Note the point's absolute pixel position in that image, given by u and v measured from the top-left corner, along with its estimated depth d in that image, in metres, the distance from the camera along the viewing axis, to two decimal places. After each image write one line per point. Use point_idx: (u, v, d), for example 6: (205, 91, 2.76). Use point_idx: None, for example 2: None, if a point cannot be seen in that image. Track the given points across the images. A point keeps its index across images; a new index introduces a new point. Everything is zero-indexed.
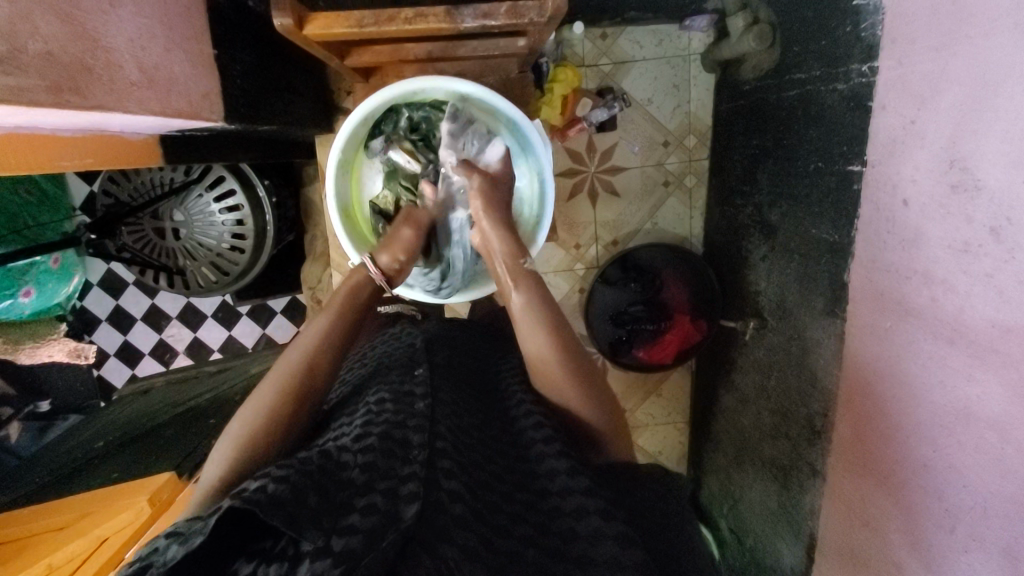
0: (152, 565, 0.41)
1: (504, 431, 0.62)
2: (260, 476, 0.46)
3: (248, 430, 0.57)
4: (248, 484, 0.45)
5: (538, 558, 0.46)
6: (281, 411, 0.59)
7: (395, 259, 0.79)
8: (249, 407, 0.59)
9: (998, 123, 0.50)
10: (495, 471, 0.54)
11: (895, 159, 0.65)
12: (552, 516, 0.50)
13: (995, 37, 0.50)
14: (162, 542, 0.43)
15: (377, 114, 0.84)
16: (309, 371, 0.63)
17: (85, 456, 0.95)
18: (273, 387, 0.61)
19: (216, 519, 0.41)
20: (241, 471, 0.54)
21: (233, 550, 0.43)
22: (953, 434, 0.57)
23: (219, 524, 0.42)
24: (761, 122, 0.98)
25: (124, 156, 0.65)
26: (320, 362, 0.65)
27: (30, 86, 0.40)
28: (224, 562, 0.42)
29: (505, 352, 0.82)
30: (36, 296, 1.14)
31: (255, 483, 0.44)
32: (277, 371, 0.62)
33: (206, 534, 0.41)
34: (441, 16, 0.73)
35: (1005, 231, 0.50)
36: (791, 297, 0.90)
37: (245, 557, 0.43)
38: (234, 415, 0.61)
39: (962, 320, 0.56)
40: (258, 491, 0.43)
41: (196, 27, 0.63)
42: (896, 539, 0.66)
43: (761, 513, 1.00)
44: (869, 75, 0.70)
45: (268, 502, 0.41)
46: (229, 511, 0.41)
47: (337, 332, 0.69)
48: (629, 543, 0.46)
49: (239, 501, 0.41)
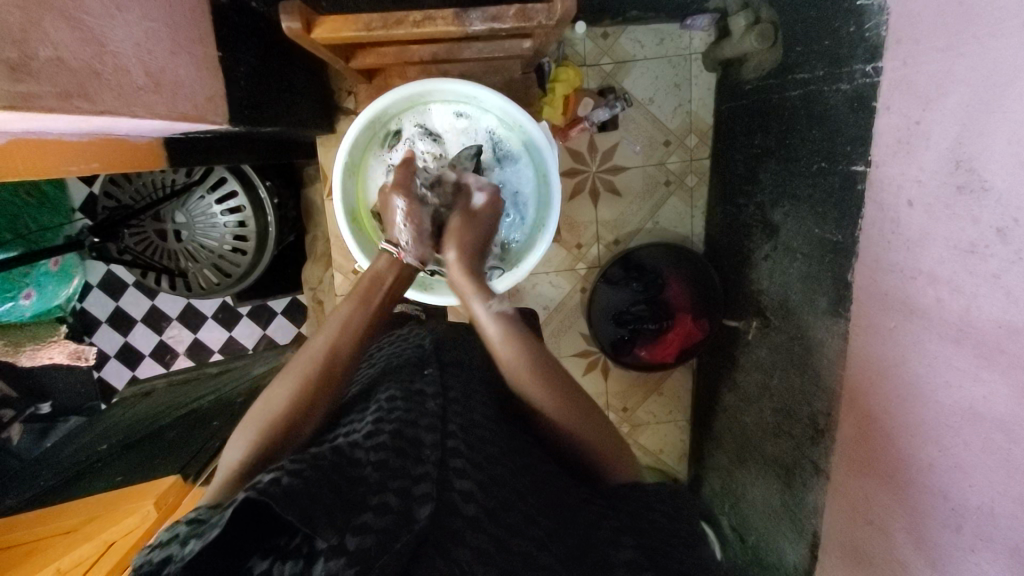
0: (171, 559, 0.41)
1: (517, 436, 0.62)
2: (273, 469, 0.45)
3: (266, 429, 0.57)
4: (261, 477, 0.44)
5: (552, 564, 0.46)
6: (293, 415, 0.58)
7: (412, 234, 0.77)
8: (266, 401, 0.59)
9: (1005, 125, 0.50)
10: (510, 469, 0.54)
11: (899, 159, 0.65)
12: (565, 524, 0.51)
13: (1000, 38, 0.50)
14: (182, 530, 0.44)
15: (383, 117, 0.85)
16: (326, 369, 0.62)
17: (90, 460, 0.95)
18: (286, 389, 0.60)
19: (231, 513, 0.41)
20: (257, 464, 0.55)
21: (249, 548, 0.42)
22: (959, 434, 0.58)
23: (234, 521, 0.41)
24: (764, 121, 0.98)
25: (127, 160, 0.64)
26: (343, 363, 0.64)
27: (41, 92, 0.40)
28: (241, 559, 0.42)
29: None
30: (36, 298, 1.14)
31: (268, 476, 0.44)
32: (297, 370, 0.61)
33: (223, 527, 0.41)
34: (449, 19, 0.73)
35: (1012, 232, 0.50)
36: (793, 297, 0.91)
37: (259, 555, 0.43)
38: (252, 407, 0.61)
39: (969, 319, 0.56)
40: (272, 484, 0.42)
41: (201, 31, 0.63)
42: (901, 537, 0.67)
43: (763, 512, 1.00)
44: (873, 75, 0.70)
45: (283, 497, 0.41)
46: (242, 506, 0.41)
47: (353, 335, 0.66)
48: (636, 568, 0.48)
49: (254, 493, 0.41)
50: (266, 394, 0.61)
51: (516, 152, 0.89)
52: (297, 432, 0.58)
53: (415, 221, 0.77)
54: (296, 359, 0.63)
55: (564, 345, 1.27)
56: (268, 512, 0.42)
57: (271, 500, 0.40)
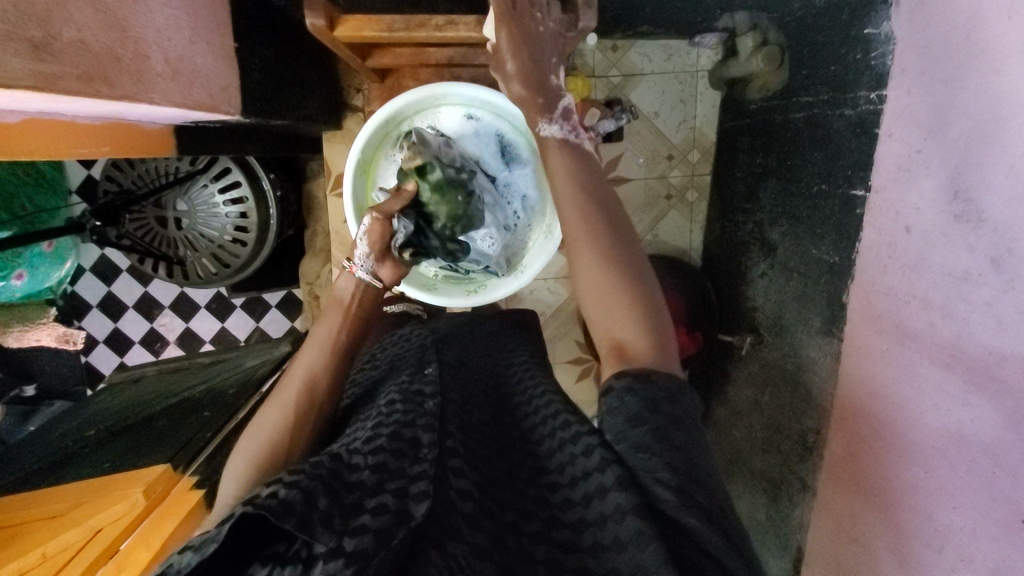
0: (171, 567, 0.41)
1: (512, 426, 0.63)
2: (273, 482, 0.46)
3: (258, 458, 0.58)
4: (261, 491, 0.45)
5: (548, 553, 0.47)
6: (285, 434, 0.60)
7: (368, 246, 0.72)
8: (257, 428, 0.61)
9: (1005, 157, 0.52)
10: (506, 468, 0.56)
11: (899, 186, 0.67)
12: (563, 508, 0.51)
13: (1005, 73, 0.52)
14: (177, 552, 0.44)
15: (398, 116, 0.86)
16: (308, 385, 0.64)
17: (76, 446, 0.93)
18: (274, 415, 0.61)
19: (228, 530, 0.41)
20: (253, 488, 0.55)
21: (251, 554, 0.43)
22: (945, 458, 0.59)
23: (232, 534, 0.41)
24: (765, 141, 1.00)
25: (138, 144, 0.64)
26: (325, 381, 0.65)
27: (63, 74, 0.40)
28: (242, 563, 0.42)
29: (517, 343, 0.84)
30: (28, 279, 1.12)
31: (266, 490, 0.44)
32: (280, 400, 0.62)
33: (219, 542, 0.41)
34: (471, 25, 0.75)
35: (1006, 262, 0.52)
36: (788, 314, 0.92)
37: (260, 562, 0.43)
38: (245, 434, 0.62)
39: (960, 345, 0.57)
40: (270, 497, 0.43)
41: (219, 20, 0.63)
42: (883, 555, 0.68)
43: (748, 525, 1.01)
44: (877, 102, 0.71)
45: (280, 507, 0.41)
46: (239, 521, 0.41)
47: (335, 354, 0.68)
48: (626, 512, 0.47)
49: (252, 507, 0.41)
50: (252, 427, 0.62)
51: (524, 155, 0.89)
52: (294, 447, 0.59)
53: (374, 236, 0.72)
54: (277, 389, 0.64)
55: (558, 351, 1.27)
56: (266, 524, 0.43)
57: (267, 512, 0.41)
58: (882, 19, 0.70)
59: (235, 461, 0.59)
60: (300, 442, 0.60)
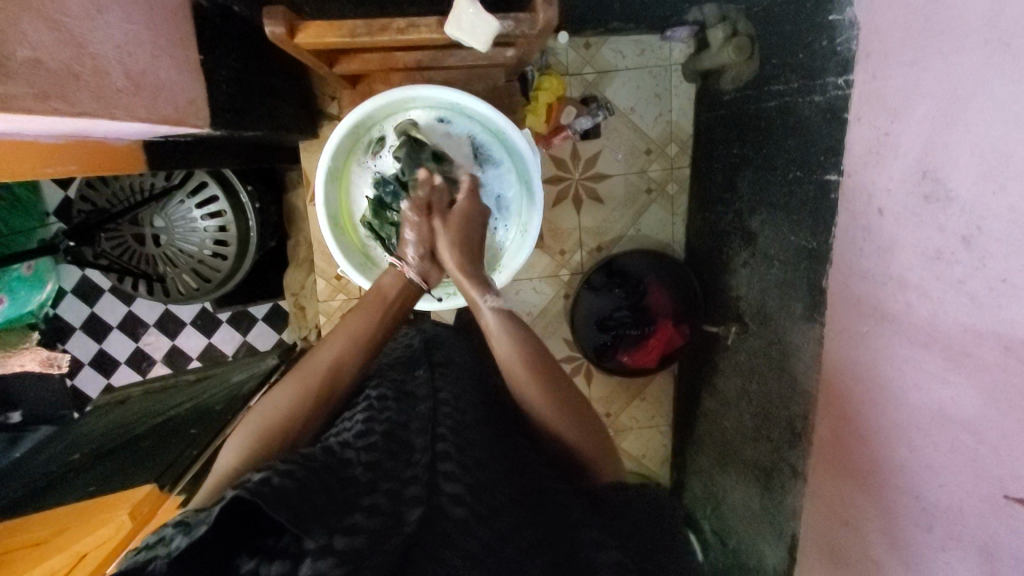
0: (156, 556, 0.40)
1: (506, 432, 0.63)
2: (264, 469, 0.46)
3: (260, 434, 0.57)
4: (251, 476, 0.45)
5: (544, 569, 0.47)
6: (291, 420, 0.59)
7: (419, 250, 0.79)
8: (262, 411, 0.59)
9: (968, 135, 0.52)
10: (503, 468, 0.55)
11: (870, 169, 0.67)
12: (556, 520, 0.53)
13: (965, 53, 0.52)
14: (168, 531, 0.43)
15: (367, 122, 0.85)
16: (331, 373, 0.64)
17: (61, 469, 0.91)
18: (287, 398, 0.60)
19: (221, 510, 0.41)
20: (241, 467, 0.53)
21: (239, 545, 0.42)
22: (929, 436, 0.59)
23: (223, 517, 0.41)
24: (740, 131, 1.00)
25: (104, 161, 0.63)
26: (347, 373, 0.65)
27: (19, 93, 0.39)
28: (229, 555, 0.42)
29: None
30: (8, 303, 1.11)
31: (258, 475, 0.44)
32: (294, 386, 0.62)
33: (207, 527, 0.40)
34: (433, 26, 0.75)
35: (976, 240, 0.52)
36: (771, 302, 0.92)
37: (247, 553, 0.42)
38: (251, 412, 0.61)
39: (937, 325, 0.58)
40: (263, 484, 0.42)
41: (182, 33, 0.63)
42: (874, 538, 0.69)
43: (743, 515, 1.02)
44: (845, 87, 0.72)
45: (273, 496, 0.41)
46: (231, 503, 0.41)
47: (359, 344, 0.68)
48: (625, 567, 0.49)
49: (245, 492, 0.41)
50: (257, 407, 0.61)
51: (498, 155, 0.89)
52: (297, 435, 0.58)
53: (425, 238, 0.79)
54: (297, 370, 0.64)
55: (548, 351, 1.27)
56: (253, 511, 0.42)
57: (261, 499, 0.40)
58: (845, 5, 0.70)
59: (238, 436, 0.58)
60: (305, 431, 0.59)
